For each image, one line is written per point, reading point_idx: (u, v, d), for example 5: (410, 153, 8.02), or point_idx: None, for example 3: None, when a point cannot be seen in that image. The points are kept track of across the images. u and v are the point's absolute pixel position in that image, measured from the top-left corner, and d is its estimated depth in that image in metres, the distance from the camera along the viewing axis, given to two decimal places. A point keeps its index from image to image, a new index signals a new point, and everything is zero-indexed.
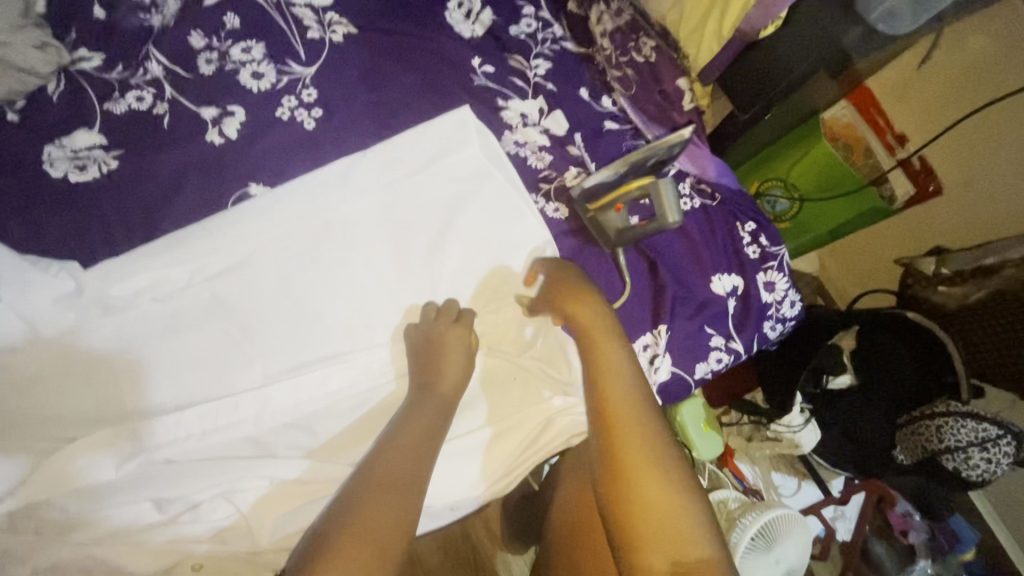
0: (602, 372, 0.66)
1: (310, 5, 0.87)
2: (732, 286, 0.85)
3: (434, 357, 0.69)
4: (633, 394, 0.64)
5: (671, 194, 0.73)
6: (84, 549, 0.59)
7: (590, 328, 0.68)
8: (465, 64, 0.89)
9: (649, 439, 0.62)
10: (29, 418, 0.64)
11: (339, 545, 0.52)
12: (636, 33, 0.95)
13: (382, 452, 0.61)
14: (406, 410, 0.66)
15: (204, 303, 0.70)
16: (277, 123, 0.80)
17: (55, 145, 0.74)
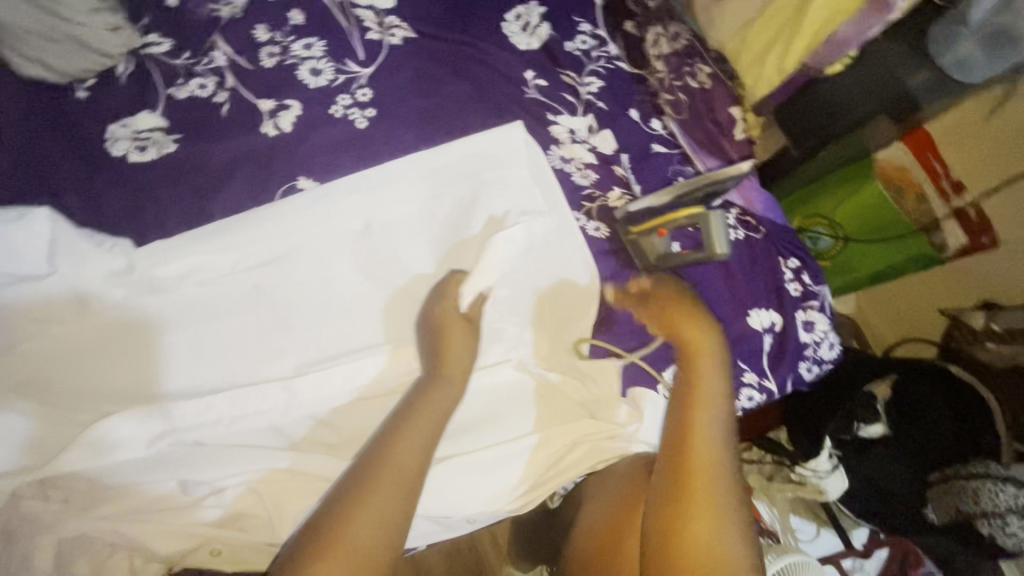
0: (692, 378, 0.69)
1: (373, 8, 0.89)
2: (770, 322, 0.83)
3: (436, 337, 0.68)
4: (720, 419, 0.67)
5: (721, 232, 0.72)
6: (110, 523, 0.60)
7: (695, 345, 0.70)
8: (518, 76, 0.90)
9: (717, 455, 0.65)
10: (68, 389, 0.65)
11: (323, 545, 0.53)
12: (691, 57, 0.94)
13: (383, 445, 0.61)
14: (413, 395, 0.65)
15: (246, 291, 0.70)
16: (330, 120, 0.82)
17: (118, 125, 0.77)
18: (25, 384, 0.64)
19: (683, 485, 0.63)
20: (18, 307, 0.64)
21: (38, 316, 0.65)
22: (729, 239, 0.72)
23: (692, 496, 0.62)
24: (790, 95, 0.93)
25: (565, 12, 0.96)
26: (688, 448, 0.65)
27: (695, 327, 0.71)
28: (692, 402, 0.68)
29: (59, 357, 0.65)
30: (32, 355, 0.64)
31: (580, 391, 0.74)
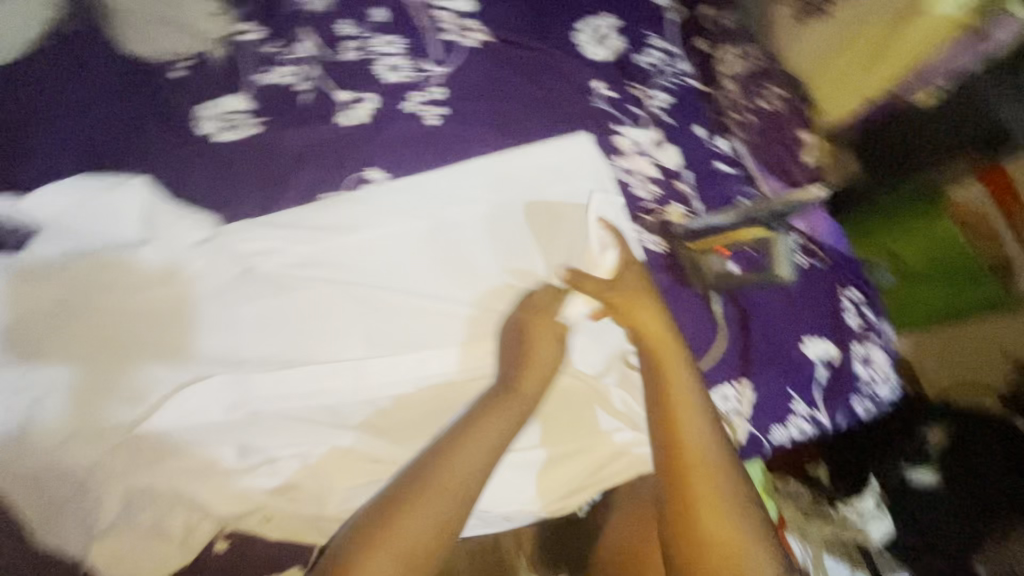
0: (662, 375, 0.67)
1: (452, 11, 0.92)
2: (824, 352, 0.81)
3: (522, 340, 0.70)
4: (692, 404, 0.65)
5: (787, 251, 0.82)
6: (167, 482, 0.61)
7: (654, 342, 0.68)
8: (585, 85, 0.90)
9: (703, 446, 0.63)
10: (143, 348, 0.64)
11: (373, 537, 0.56)
12: (766, 78, 0.95)
13: (444, 447, 0.62)
14: (484, 402, 0.66)
15: (304, 273, 0.71)
16: (403, 115, 0.84)
17: (205, 106, 0.80)
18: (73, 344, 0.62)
19: (675, 485, 0.62)
20: (90, 266, 0.65)
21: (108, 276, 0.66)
22: (792, 264, 0.81)
23: (686, 495, 0.61)
24: (867, 130, 0.93)
25: (639, 25, 0.96)
26: (673, 447, 0.63)
27: (641, 317, 0.69)
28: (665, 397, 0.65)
29: (113, 314, 0.64)
30: (89, 311, 0.64)
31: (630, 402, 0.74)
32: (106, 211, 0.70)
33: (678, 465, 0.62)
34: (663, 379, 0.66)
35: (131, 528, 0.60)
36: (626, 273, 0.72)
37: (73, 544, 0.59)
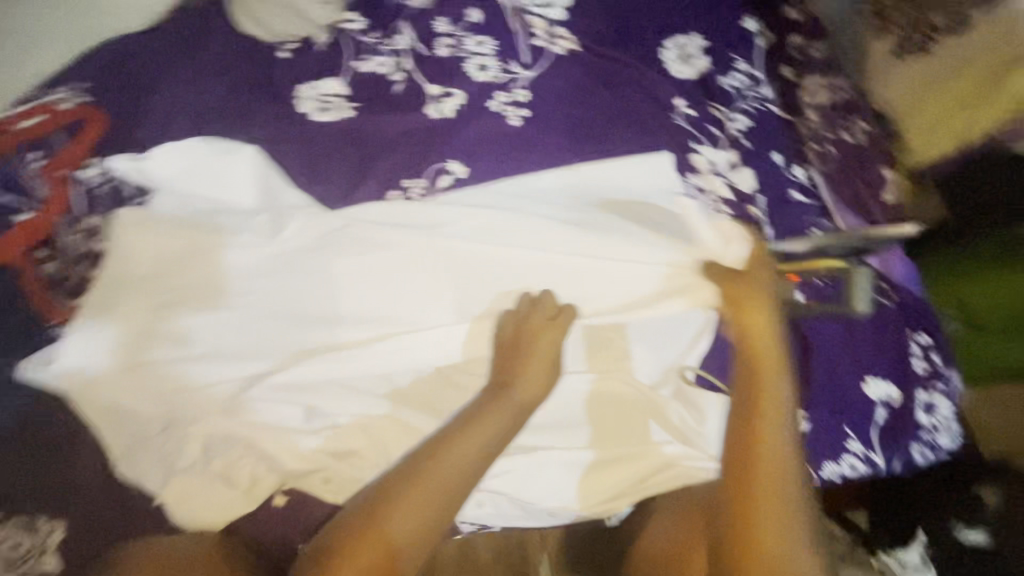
0: (758, 383, 0.68)
1: (544, 17, 0.94)
2: (885, 394, 0.80)
3: (512, 350, 0.68)
4: (782, 413, 0.67)
5: (864, 294, 0.74)
6: (239, 434, 0.64)
7: (757, 347, 0.70)
8: (668, 102, 0.92)
9: (782, 460, 0.65)
10: (248, 300, 0.66)
11: (355, 535, 0.60)
12: (850, 113, 0.94)
13: (427, 452, 0.64)
14: (468, 411, 0.66)
15: (387, 234, 0.68)
16: (488, 113, 0.87)
17: (306, 86, 0.84)
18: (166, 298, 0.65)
19: (745, 484, 0.65)
20: (183, 223, 0.67)
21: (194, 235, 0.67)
22: (870, 300, 0.75)
23: (754, 495, 0.64)
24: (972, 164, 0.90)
25: (726, 47, 0.96)
26: (753, 453, 0.66)
27: (754, 317, 0.70)
28: (755, 404, 0.68)
29: (197, 270, 0.66)
30: (178, 266, 0.66)
31: (686, 416, 0.74)
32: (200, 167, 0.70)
33: (754, 465, 0.65)
34: (759, 384, 0.68)
35: (203, 472, 0.64)
36: (754, 270, 0.72)
37: (150, 480, 0.64)
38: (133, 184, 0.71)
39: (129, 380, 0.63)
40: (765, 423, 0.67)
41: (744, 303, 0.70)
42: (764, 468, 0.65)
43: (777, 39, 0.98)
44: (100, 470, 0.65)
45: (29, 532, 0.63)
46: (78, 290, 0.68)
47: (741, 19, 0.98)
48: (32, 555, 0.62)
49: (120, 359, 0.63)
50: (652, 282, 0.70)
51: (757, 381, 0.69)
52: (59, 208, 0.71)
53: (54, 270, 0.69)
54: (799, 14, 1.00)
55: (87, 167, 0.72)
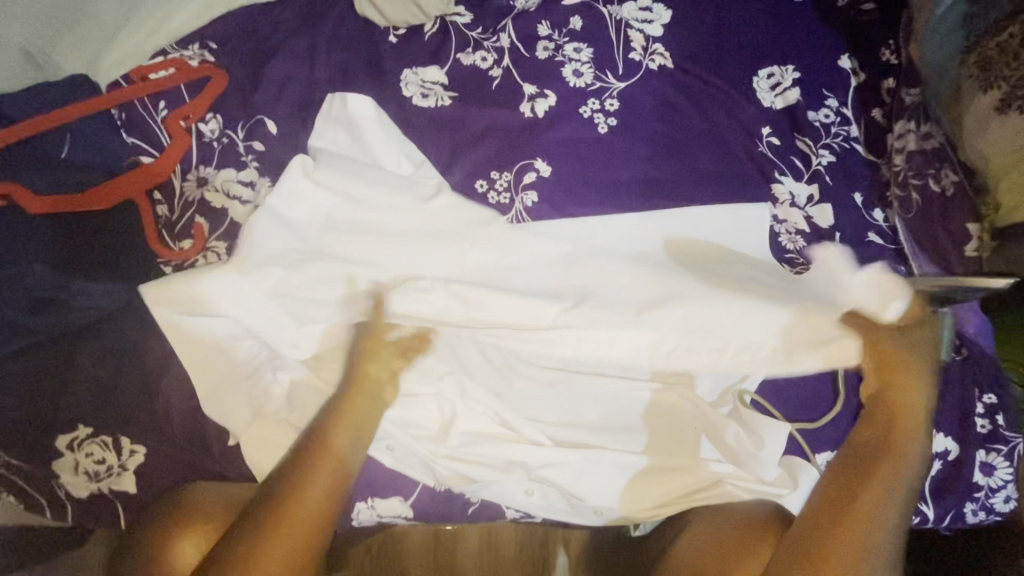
0: (891, 449, 0.68)
1: (642, 32, 0.96)
2: (944, 448, 0.79)
3: (362, 360, 0.67)
4: (901, 475, 0.66)
5: (948, 333, 0.78)
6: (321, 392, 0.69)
7: (899, 416, 0.69)
8: (754, 129, 0.93)
9: (881, 523, 0.64)
10: (370, 271, 0.69)
11: (247, 550, 0.56)
12: (940, 161, 0.91)
13: (298, 457, 0.62)
14: (326, 410, 0.65)
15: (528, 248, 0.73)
16: (578, 118, 0.90)
17: (410, 72, 0.88)
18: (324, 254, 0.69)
19: (833, 517, 0.64)
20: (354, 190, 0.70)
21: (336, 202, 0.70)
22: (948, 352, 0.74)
23: (836, 528, 0.63)
24: None
25: (818, 83, 0.97)
26: (851, 500, 0.65)
27: (905, 377, 0.71)
28: (876, 463, 0.67)
29: (348, 239, 0.69)
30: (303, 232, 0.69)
31: (743, 440, 0.73)
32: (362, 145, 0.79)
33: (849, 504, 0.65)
34: (889, 441, 0.68)
35: (281, 421, 0.69)
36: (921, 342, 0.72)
37: (234, 421, 0.68)
38: (247, 144, 0.79)
39: (237, 316, 0.67)
40: (877, 483, 0.66)
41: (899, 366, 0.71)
42: (857, 519, 0.64)
43: (870, 80, 0.99)
44: (185, 406, 0.68)
45: (113, 452, 0.67)
46: (187, 232, 0.74)
47: (837, 58, 0.99)
48: (114, 472, 0.67)
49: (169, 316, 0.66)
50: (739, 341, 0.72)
51: (889, 437, 0.68)
52: (177, 156, 0.76)
53: (166, 212, 0.75)
54: (894, 58, 1.00)
55: (206, 122, 0.78)
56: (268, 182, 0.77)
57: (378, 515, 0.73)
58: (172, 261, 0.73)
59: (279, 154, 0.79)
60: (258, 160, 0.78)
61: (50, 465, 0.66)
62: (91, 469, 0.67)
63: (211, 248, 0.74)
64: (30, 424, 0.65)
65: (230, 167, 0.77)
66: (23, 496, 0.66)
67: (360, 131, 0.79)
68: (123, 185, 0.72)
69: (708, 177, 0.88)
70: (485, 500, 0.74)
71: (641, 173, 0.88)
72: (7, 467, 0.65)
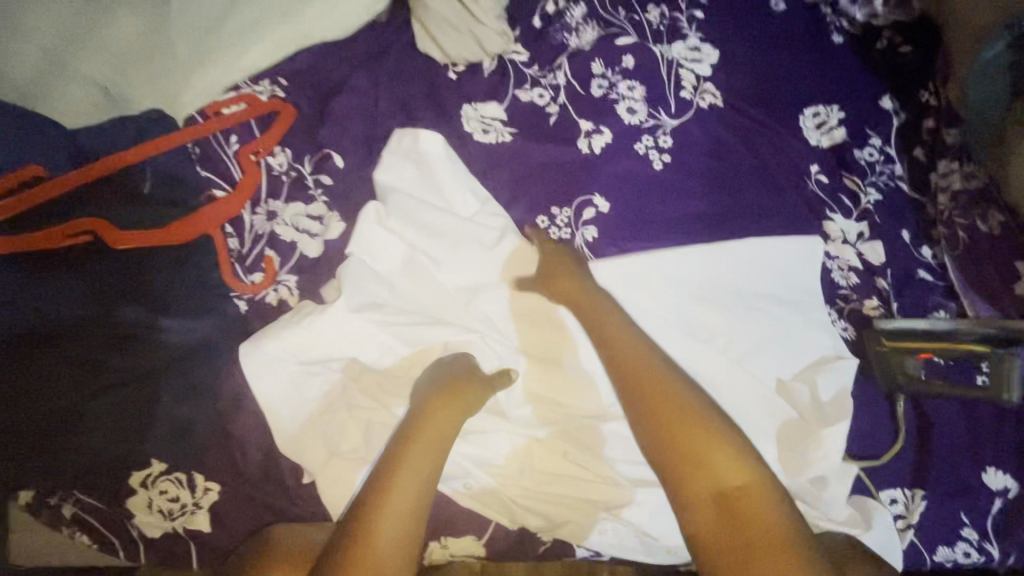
0: (652, 401, 0.67)
1: (692, 71, 0.99)
2: (1003, 486, 0.79)
3: (447, 398, 0.66)
4: (693, 411, 0.66)
5: (1015, 379, 0.76)
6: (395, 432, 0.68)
7: (626, 361, 0.69)
8: (803, 166, 0.95)
9: (720, 464, 0.64)
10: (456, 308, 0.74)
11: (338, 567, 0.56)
12: (984, 202, 0.93)
13: (370, 495, 0.61)
14: (410, 420, 0.65)
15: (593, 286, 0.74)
16: (634, 154, 0.91)
17: (470, 108, 0.89)
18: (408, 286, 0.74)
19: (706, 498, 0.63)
20: (433, 229, 0.76)
21: (409, 245, 0.75)
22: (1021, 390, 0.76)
23: (713, 507, 0.62)
24: None
25: (862, 123, 1.00)
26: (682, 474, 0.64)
27: (614, 329, 0.71)
28: (662, 426, 0.66)
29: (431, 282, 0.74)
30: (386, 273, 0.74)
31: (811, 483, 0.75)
32: (431, 182, 0.79)
33: (703, 476, 0.64)
34: (654, 395, 0.67)
35: (357, 459, 0.68)
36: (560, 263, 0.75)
37: (309, 458, 0.68)
38: (315, 178, 0.80)
39: (323, 345, 0.69)
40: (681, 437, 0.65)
41: (581, 305, 0.72)
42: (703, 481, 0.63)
43: (911, 120, 1.01)
44: (261, 440, 0.69)
45: (187, 489, 0.67)
46: (258, 266, 0.75)
47: (879, 97, 1.02)
48: (188, 510, 0.67)
49: (271, 346, 0.68)
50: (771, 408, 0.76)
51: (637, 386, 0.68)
52: (249, 190, 0.77)
53: (237, 246, 0.76)
54: (934, 98, 1.03)
55: (275, 156, 0.80)
56: (337, 217, 0.78)
57: (450, 555, 0.72)
58: (246, 295, 0.74)
59: (347, 188, 0.80)
60: (326, 194, 0.79)
61: (125, 503, 0.66)
62: (166, 507, 0.67)
63: (282, 282, 0.75)
64: (108, 461, 0.65)
65: (299, 201, 0.78)
66: (96, 537, 0.66)
67: (428, 166, 0.79)
68: (189, 224, 0.72)
69: (762, 214, 0.90)
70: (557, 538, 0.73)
71: (695, 210, 0.89)
72: (85, 507, 0.66)
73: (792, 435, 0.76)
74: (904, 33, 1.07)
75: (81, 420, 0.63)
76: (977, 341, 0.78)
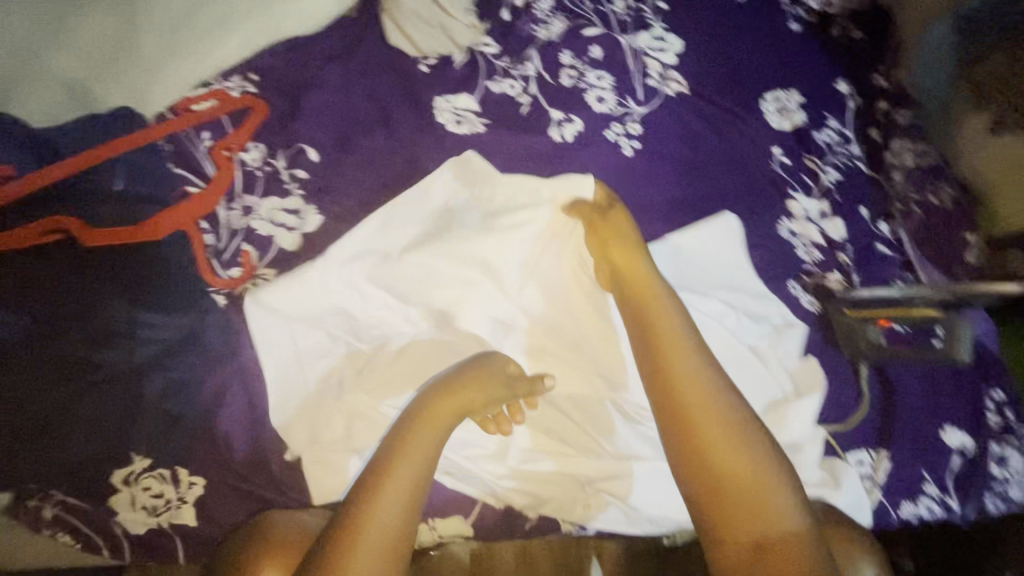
0: (674, 365, 0.67)
1: (658, 60, 1.02)
2: (960, 443, 0.84)
3: (453, 392, 0.67)
4: (719, 407, 0.65)
5: (967, 341, 0.82)
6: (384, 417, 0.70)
7: (655, 321, 0.69)
8: (766, 149, 0.99)
9: (732, 438, 0.64)
10: (433, 279, 0.73)
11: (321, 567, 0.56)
12: (937, 177, 0.98)
13: (366, 485, 0.61)
14: (409, 415, 0.66)
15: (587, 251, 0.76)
16: (605, 141, 0.93)
17: (442, 100, 0.90)
18: (386, 275, 0.73)
19: (725, 502, 0.62)
20: (427, 211, 0.77)
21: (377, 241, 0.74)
22: (971, 349, 0.83)
23: (733, 513, 0.61)
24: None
25: (820, 106, 1.04)
26: (691, 442, 0.64)
27: (649, 293, 0.71)
28: (679, 391, 0.66)
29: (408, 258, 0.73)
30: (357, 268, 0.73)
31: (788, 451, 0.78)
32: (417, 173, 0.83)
33: (722, 477, 0.63)
34: (667, 359, 0.67)
35: (344, 446, 0.69)
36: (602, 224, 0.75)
37: (297, 446, 0.69)
38: (290, 172, 0.80)
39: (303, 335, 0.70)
40: (695, 407, 0.65)
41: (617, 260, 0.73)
42: (710, 452, 0.63)
43: (865, 103, 1.05)
44: (245, 432, 0.69)
45: (171, 484, 0.67)
46: (234, 261, 0.75)
47: (834, 82, 1.06)
48: (173, 505, 0.67)
49: (262, 304, 0.69)
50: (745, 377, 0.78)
51: (659, 350, 0.68)
52: (223, 186, 0.77)
53: (213, 242, 0.75)
54: (885, 83, 1.07)
55: (249, 152, 0.80)
56: (313, 209, 0.79)
57: (439, 536, 0.73)
58: (223, 291, 0.73)
59: (323, 181, 0.81)
60: (301, 187, 0.80)
61: (108, 501, 0.66)
62: (150, 503, 0.66)
63: (259, 275, 0.74)
64: (92, 460, 0.64)
65: (275, 196, 0.79)
66: (79, 536, 0.65)
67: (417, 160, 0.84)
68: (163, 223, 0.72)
69: (729, 196, 0.94)
70: (543, 514, 0.75)
71: (666, 194, 0.92)
72: (65, 507, 0.65)
73: (765, 405, 0.78)
74: (856, 20, 1.12)
75: (67, 419, 0.63)
76: (931, 306, 0.84)
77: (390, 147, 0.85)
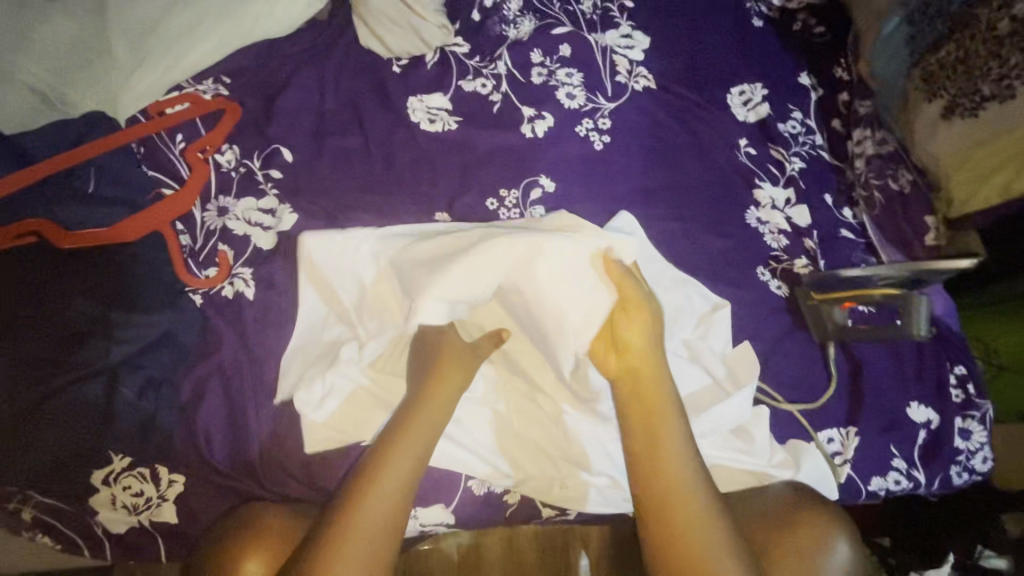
0: (659, 441, 0.67)
1: (626, 57, 1.04)
2: (926, 418, 0.87)
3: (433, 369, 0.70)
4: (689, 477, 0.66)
5: (922, 315, 0.85)
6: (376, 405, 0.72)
7: (647, 399, 0.69)
8: (733, 140, 1.02)
9: (701, 518, 0.64)
10: (422, 279, 0.69)
11: (313, 564, 0.58)
12: (897, 163, 1.01)
13: (359, 481, 0.63)
14: (413, 395, 0.69)
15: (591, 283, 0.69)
16: (576, 136, 0.95)
17: (415, 99, 0.92)
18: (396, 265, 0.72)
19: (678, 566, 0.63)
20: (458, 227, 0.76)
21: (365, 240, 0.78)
22: (927, 326, 0.86)
23: None
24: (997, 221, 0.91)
25: (783, 98, 1.07)
26: (659, 516, 0.65)
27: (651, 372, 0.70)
28: (658, 468, 0.67)
29: (415, 256, 0.72)
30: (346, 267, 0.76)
31: (731, 437, 0.81)
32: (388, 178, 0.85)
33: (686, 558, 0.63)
34: (654, 435, 0.68)
35: (326, 439, 0.71)
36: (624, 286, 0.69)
37: (280, 439, 0.71)
38: (264, 173, 0.82)
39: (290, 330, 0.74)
40: (669, 487, 0.66)
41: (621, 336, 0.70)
42: (678, 531, 0.64)
43: (827, 95, 1.11)
44: (225, 429, 0.70)
45: (151, 483, 0.68)
46: (209, 259, 0.77)
47: (797, 75, 1.11)
48: (153, 503, 0.68)
49: (303, 254, 0.74)
50: (689, 369, 0.81)
51: (648, 425, 0.68)
52: (197, 186, 0.79)
53: (189, 242, 0.77)
54: (847, 75, 1.12)
55: (222, 153, 0.82)
56: (288, 208, 0.80)
57: (421, 524, 0.75)
58: (200, 289, 0.75)
59: (298, 180, 0.82)
60: (277, 187, 0.82)
61: (88, 502, 0.67)
62: (130, 502, 0.67)
63: (236, 275, 0.76)
64: (66, 460, 0.64)
65: (250, 196, 0.80)
66: (61, 537, 0.67)
67: (390, 163, 0.86)
68: (137, 223, 0.73)
69: (697, 187, 0.96)
70: (523, 498, 0.76)
71: (637, 186, 0.95)
72: (43, 510, 0.66)
73: (699, 395, 0.81)
74: (818, 15, 1.17)
75: (37, 420, 0.63)
76: (889, 285, 0.88)
77: (365, 147, 0.87)
